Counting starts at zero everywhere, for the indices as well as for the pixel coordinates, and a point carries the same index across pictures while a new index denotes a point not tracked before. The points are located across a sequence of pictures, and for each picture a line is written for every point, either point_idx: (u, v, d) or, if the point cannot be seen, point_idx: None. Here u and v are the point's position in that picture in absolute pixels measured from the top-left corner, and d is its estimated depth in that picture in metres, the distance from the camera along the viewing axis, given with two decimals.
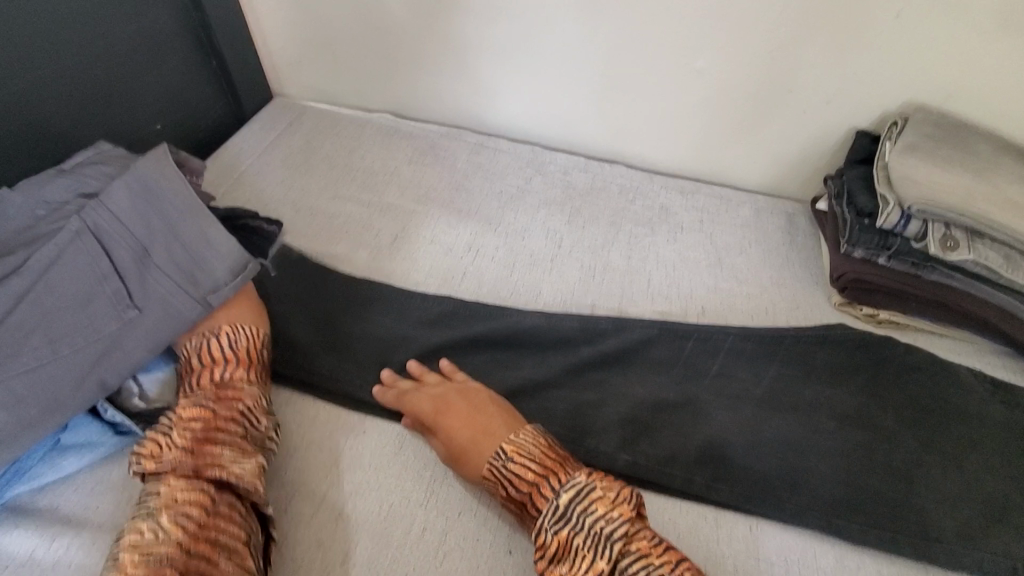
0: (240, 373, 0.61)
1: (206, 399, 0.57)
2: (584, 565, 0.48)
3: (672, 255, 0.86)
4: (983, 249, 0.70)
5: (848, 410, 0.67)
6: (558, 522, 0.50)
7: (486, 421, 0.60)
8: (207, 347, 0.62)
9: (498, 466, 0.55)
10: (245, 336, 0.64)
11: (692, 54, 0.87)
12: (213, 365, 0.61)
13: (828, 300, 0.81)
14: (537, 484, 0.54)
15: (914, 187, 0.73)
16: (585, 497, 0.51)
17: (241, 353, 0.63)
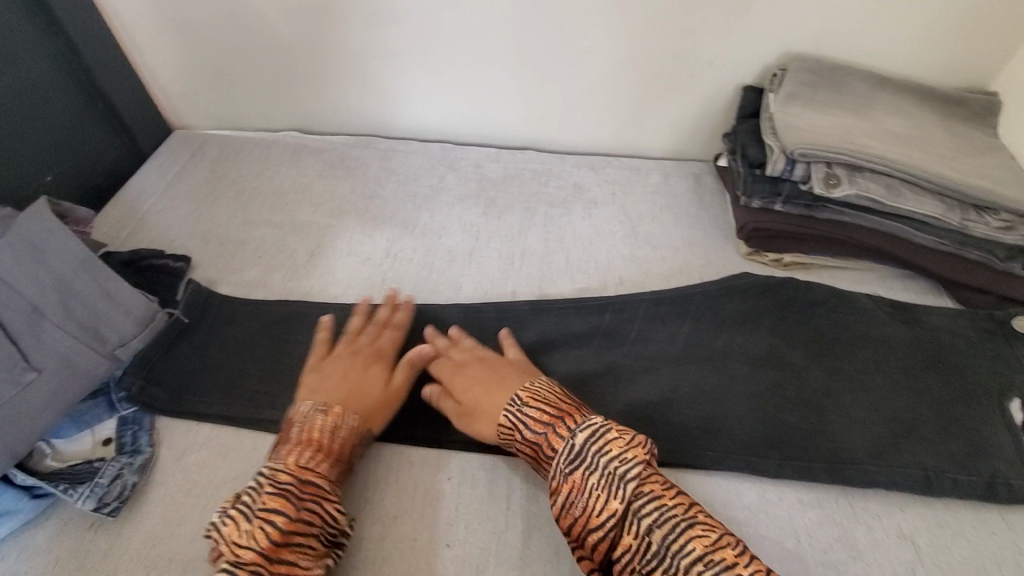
0: (332, 466, 0.56)
1: (291, 486, 0.52)
2: (599, 504, 0.50)
3: (588, 230, 0.88)
4: (864, 181, 0.73)
5: (759, 352, 0.72)
6: (574, 463, 0.53)
7: (501, 376, 0.64)
8: (303, 423, 0.57)
9: (513, 412, 0.59)
10: (344, 424, 0.58)
11: (580, 32, 0.88)
12: (307, 449, 0.55)
13: (738, 252, 0.84)
14: (551, 425, 0.56)
15: (796, 134, 0.76)
16: (599, 440, 0.53)
17: (335, 443, 0.57)
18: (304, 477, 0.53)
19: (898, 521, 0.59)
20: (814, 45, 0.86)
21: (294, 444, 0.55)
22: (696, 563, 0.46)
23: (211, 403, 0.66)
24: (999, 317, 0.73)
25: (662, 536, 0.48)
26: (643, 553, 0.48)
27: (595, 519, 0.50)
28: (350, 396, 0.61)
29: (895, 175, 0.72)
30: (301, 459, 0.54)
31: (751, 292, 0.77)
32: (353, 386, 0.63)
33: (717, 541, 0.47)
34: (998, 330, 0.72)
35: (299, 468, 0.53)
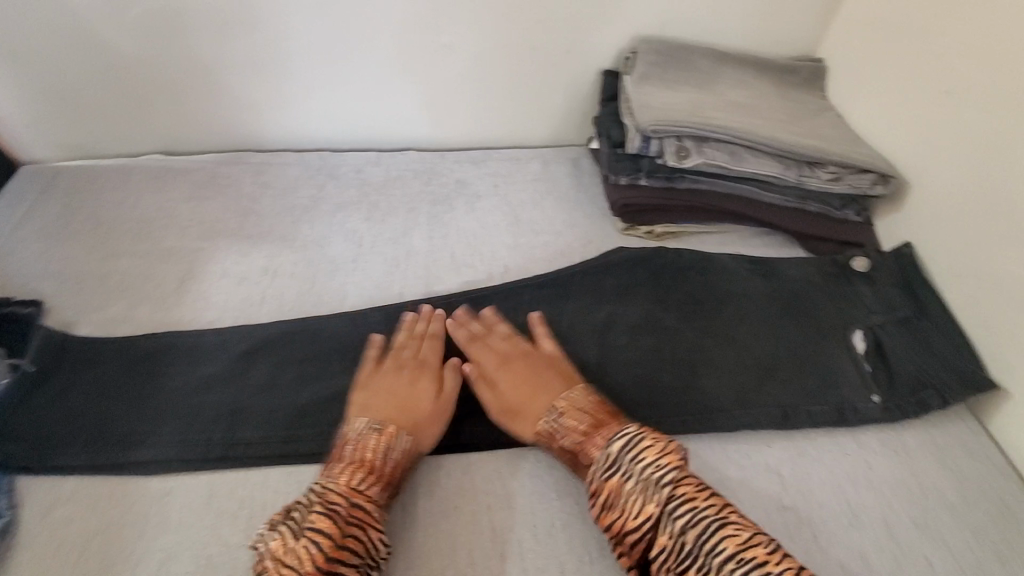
0: (381, 491, 0.56)
1: (338, 509, 0.53)
2: (634, 507, 0.53)
3: (472, 223, 0.89)
4: (710, 150, 0.79)
5: (637, 320, 0.76)
6: (609, 469, 0.56)
7: (542, 378, 0.66)
8: (357, 444, 0.58)
9: (552, 420, 0.62)
10: (397, 444, 0.59)
11: (439, 29, 0.89)
12: (359, 470, 0.56)
13: (615, 229, 0.88)
14: (591, 434, 0.59)
15: (649, 112, 0.80)
16: (633, 446, 0.56)
17: (386, 465, 0.58)
18: (353, 500, 0.54)
19: (766, 458, 0.64)
20: (659, 27, 0.91)
21: (345, 465, 0.57)
22: (727, 562, 0.48)
23: (78, 453, 0.62)
24: (840, 260, 0.81)
25: (695, 538, 0.50)
26: (676, 553, 0.50)
27: (632, 521, 0.53)
28: (403, 415, 0.62)
29: (737, 144, 0.79)
30: (352, 482, 0.55)
31: (625, 267, 0.81)
32: (413, 401, 0.64)
33: (749, 541, 0.49)
34: (840, 272, 0.80)
35: (348, 491, 0.54)
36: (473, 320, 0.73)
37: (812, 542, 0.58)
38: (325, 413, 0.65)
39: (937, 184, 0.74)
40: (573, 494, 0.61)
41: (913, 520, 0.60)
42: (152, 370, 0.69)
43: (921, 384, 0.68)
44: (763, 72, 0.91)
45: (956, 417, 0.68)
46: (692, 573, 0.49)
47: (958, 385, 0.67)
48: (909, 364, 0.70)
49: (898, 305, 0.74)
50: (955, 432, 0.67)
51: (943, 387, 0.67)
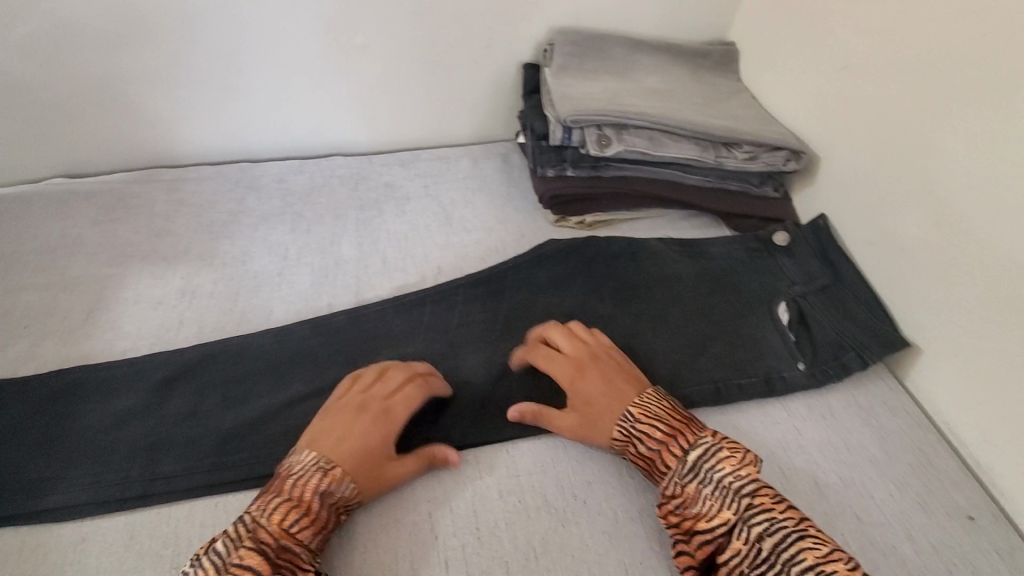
0: (318, 533, 0.52)
1: (266, 552, 0.49)
2: (713, 511, 0.53)
3: (402, 226, 0.88)
4: (630, 138, 0.79)
5: (573, 311, 0.76)
6: (689, 475, 0.55)
7: (615, 384, 0.64)
8: (297, 480, 0.53)
9: (627, 426, 0.60)
10: (337, 492, 0.54)
11: (351, 29, 0.87)
12: (296, 507, 0.52)
13: (547, 221, 0.88)
14: (668, 442, 0.58)
15: (568, 103, 0.81)
16: (713, 456, 0.56)
17: (326, 508, 0.53)
18: (282, 544, 0.50)
19: None
20: (574, 18, 0.92)
21: (281, 500, 0.52)
22: (805, 572, 0.48)
23: None
24: (762, 235, 0.83)
25: (773, 546, 0.50)
26: (751, 559, 0.50)
27: (705, 524, 0.53)
28: (354, 462, 0.56)
29: (655, 129, 0.80)
30: (285, 522, 0.50)
31: (558, 259, 0.81)
32: (366, 446, 0.57)
33: (826, 554, 0.49)
34: (762, 247, 0.82)
35: (280, 532, 0.50)
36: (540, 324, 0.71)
37: None
38: (254, 436, 0.63)
39: (842, 156, 0.78)
40: (515, 491, 0.61)
41: (841, 479, 0.62)
42: (59, 409, 0.64)
43: (842, 347, 0.71)
44: (677, 57, 0.93)
45: (875, 376, 0.71)
46: None
47: (874, 346, 0.70)
48: (829, 330, 0.73)
49: (817, 275, 0.77)
50: (875, 390, 0.70)
51: (861, 348, 0.71)
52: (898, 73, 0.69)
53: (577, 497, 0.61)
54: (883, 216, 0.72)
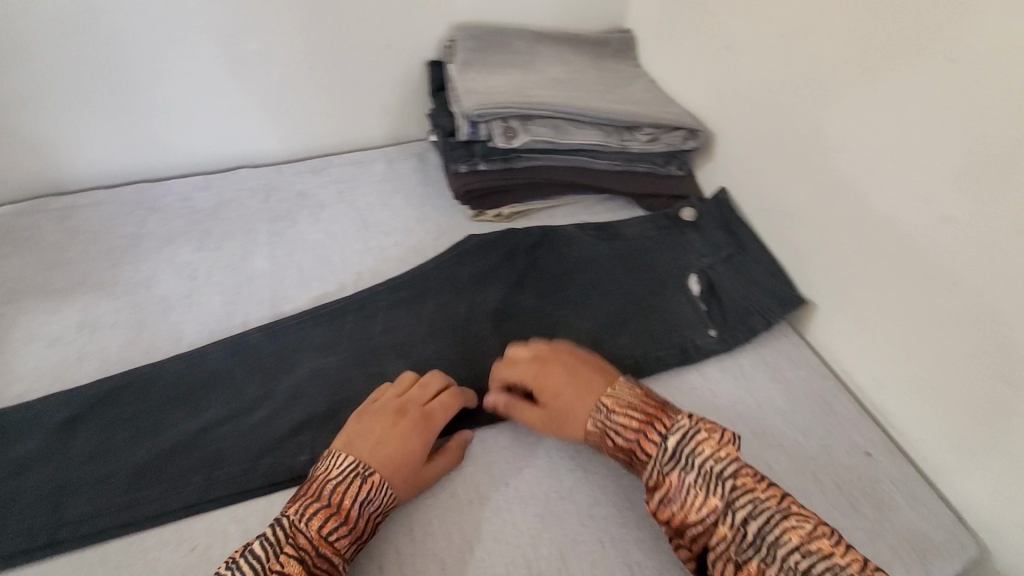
0: (352, 541, 0.52)
1: (307, 559, 0.49)
2: (699, 499, 0.52)
3: (318, 234, 0.86)
4: (535, 128, 0.81)
5: (496, 304, 0.77)
6: (671, 464, 0.54)
7: (582, 378, 0.64)
8: (337, 486, 0.53)
9: (602, 420, 0.60)
10: (375, 500, 0.54)
11: (242, 35, 0.85)
12: (332, 514, 0.52)
13: (466, 216, 0.89)
14: (645, 431, 0.57)
15: (473, 97, 0.81)
16: (692, 441, 0.54)
17: (363, 515, 0.53)
18: (321, 551, 0.50)
19: None
20: (472, 13, 0.93)
21: (319, 506, 0.52)
22: (793, 553, 0.47)
23: None
24: (670, 213, 0.87)
25: (759, 528, 0.49)
26: (741, 544, 0.49)
27: (694, 514, 0.52)
28: (391, 469, 0.57)
29: (559, 118, 0.82)
30: (325, 530, 0.51)
31: (478, 254, 0.82)
32: (402, 455, 0.58)
33: (811, 531, 0.49)
34: (672, 224, 0.86)
35: (319, 539, 0.50)
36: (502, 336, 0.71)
37: None
38: (172, 467, 0.60)
39: (731, 132, 0.83)
40: (448, 486, 0.61)
41: (755, 434, 0.66)
42: None
43: (748, 311, 0.76)
44: (577, 47, 0.95)
45: (780, 334, 0.76)
46: (756, 563, 0.48)
47: (776, 306, 0.75)
48: (736, 296, 0.77)
49: (722, 246, 0.81)
50: (781, 347, 0.75)
51: (765, 310, 0.75)
52: (770, 49, 0.73)
53: (509, 484, 0.62)
54: (771, 185, 0.78)
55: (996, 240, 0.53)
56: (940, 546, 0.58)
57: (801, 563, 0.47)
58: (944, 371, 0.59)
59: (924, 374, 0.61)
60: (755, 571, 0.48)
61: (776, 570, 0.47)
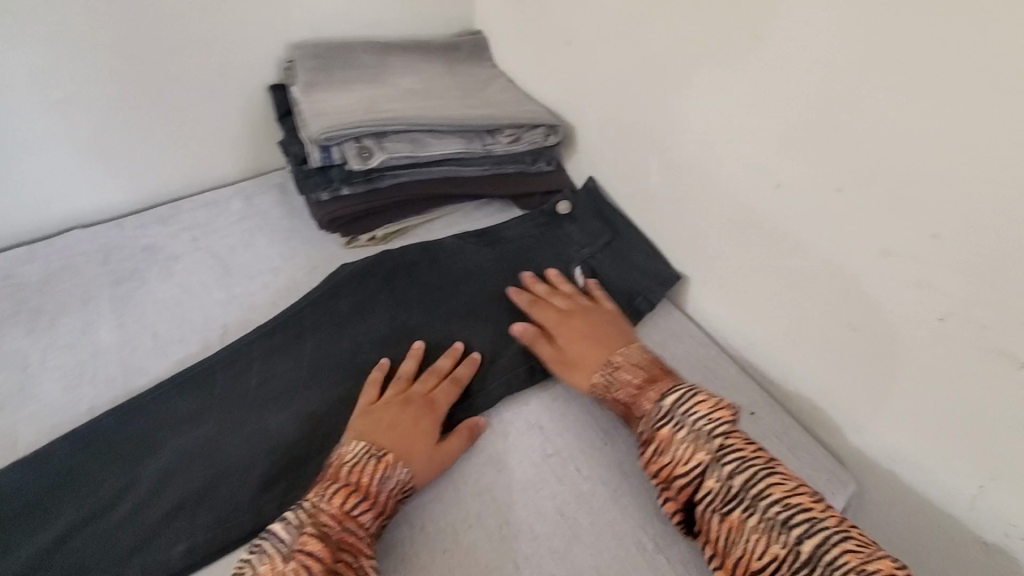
0: (377, 517, 0.53)
1: (330, 535, 0.50)
2: (687, 453, 0.54)
3: (173, 291, 0.78)
4: (392, 144, 0.78)
5: (384, 332, 0.73)
6: (665, 419, 0.57)
7: (603, 332, 0.69)
8: (354, 467, 0.54)
9: (608, 375, 0.64)
10: (393, 477, 0.55)
11: (39, 83, 0.74)
12: (354, 492, 0.53)
13: (340, 245, 0.84)
14: (644, 391, 0.61)
15: (320, 119, 0.77)
16: (689, 400, 0.57)
17: (382, 493, 0.54)
18: (344, 526, 0.51)
19: (527, 416, 0.67)
20: (308, 31, 0.88)
21: (339, 485, 0.53)
22: (774, 505, 0.49)
23: None
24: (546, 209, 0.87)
25: (743, 483, 0.51)
26: (724, 496, 0.51)
27: (682, 467, 0.54)
28: (404, 449, 0.58)
29: (417, 130, 0.79)
30: (347, 505, 0.51)
31: (356, 282, 0.77)
32: (410, 435, 0.59)
33: (794, 489, 0.51)
34: (550, 219, 0.86)
35: (341, 515, 0.51)
36: (542, 283, 0.76)
37: (576, 478, 0.61)
38: None
39: (588, 122, 0.84)
40: None
41: None
42: None
43: (632, 294, 0.77)
44: (428, 53, 0.92)
45: (665, 312, 0.79)
46: (737, 513, 0.50)
47: (655, 288, 0.77)
48: (618, 282, 0.78)
49: (600, 233, 0.82)
50: (667, 324, 0.77)
51: (646, 291, 0.77)
52: (605, 39, 0.74)
53: (414, 524, 0.57)
54: (630, 169, 0.80)
55: (821, 195, 0.56)
56: (823, 487, 0.62)
57: (780, 514, 0.49)
58: (801, 325, 0.63)
59: (785, 330, 0.65)
60: (736, 521, 0.50)
61: (756, 521, 0.49)
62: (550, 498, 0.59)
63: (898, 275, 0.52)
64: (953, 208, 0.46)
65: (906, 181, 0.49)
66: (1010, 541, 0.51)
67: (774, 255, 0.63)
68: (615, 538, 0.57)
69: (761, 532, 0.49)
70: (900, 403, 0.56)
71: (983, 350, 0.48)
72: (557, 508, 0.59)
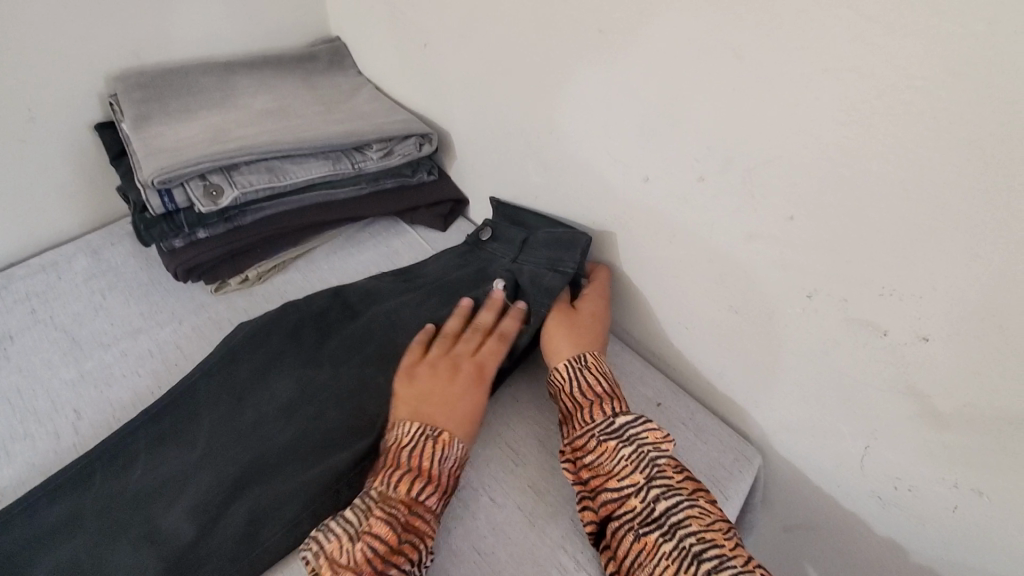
0: (440, 498, 0.53)
1: (399, 518, 0.50)
2: (624, 471, 0.53)
3: (11, 377, 0.67)
4: (243, 178, 0.70)
5: (285, 391, 0.64)
6: (613, 433, 0.56)
7: (584, 331, 0.65)
8: (415, 454, 0.54)
9: (575, 369, 0.61)
10: (449, 454, 0.55)
11: None
12: (419, 477, 0.52)
13: (209, 292, 0.76)
14: (601, 398, 0.59)
15: (154, 159, 0.67)
16: (639, 423, 0.56)
17: (444, 473, 0.54)
18: (412, 510, 0.51)
19: None
20: (132, 59, 0.78)
21: (405, 472, 0.52)
22: (690, 536, 0.49)
23: None
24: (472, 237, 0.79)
25: (666, 511, 0.50)
26: (643, 517, 0.51)
27: (616, 483, 0.53)
28: (453, 424, 0.57)
29: (270, 158, 0.72)
30: (412, 491, 0.51)
31: (249, 341, 0.67)
32: (458, 403, 0.59)
33: (710, 523, 0.50)
34: (471, 246, 0.78)
35: (408, 499, 0.51)
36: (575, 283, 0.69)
37: (491, 508, 0.58)
38: None
39: (459, 125, 0.80)
40: None
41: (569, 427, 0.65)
42: None
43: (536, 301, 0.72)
44: (279, 67, 0.85)
45: None
46: (653, 537, 0.49)
47: (565, 254, 0.68)
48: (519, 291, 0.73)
49: (515, 236, 0.74)
50: None
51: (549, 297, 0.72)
52: (459, 40, 0.70)
53: None
54: (508, 170, 0.76)
55: (687, 185, 0.55)
56: (732, 467, 0.62)
57: (694, 547, 0.48)
58: (691, 312, 0.63)
59: (677, 317, 0.65)
60: (649, 544, 0.49)
61: (669, 548, 0.48)
62: (465, 537, 0.55)
63: (767, 259, 0.52)
64: (801, 190, 0.47)
65: (755, 167, 0.49)
66: (899, 492, 0.54)
67: (657, 247, 0.62)
68: (534, 566, 0.54)
69: (671, 559, 0.48)
70: (788, 378, 0.57)
71: (848, 321, 0.49)
72: (471, 545, 0.55)
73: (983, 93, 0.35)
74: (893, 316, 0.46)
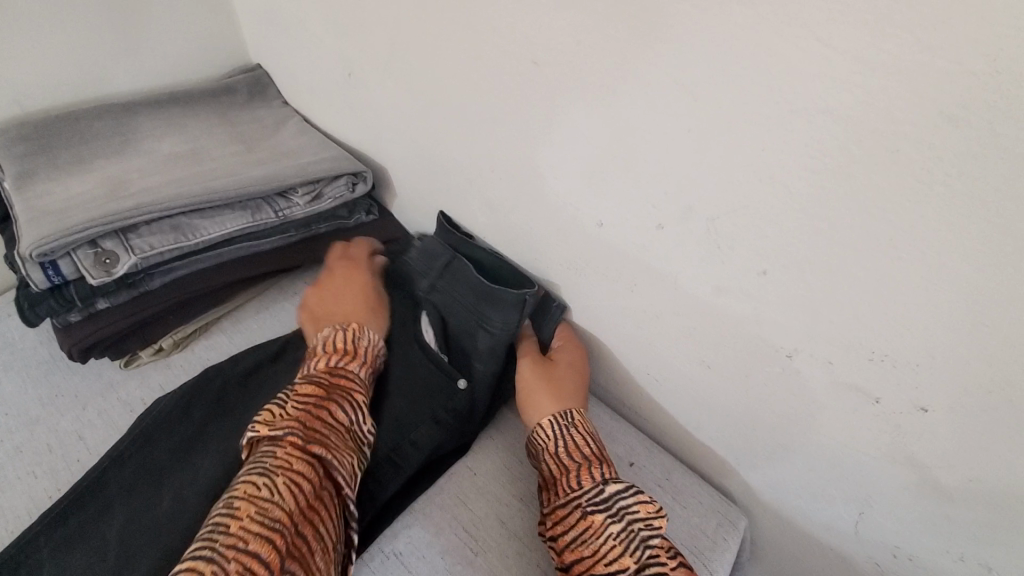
0: (359, 366, 0.57)
1: (323, 379, 0.53)
2: (611, 554, 0.45)
3: None
4: (146, 240, 0.61)
5: (212, 474, 0.54)
6: (601, 504, 0.49)
7: (568, 384, 0.59)
8: (329, 337, 0.58)
9: (561, 428, 0.55)
10: (365, 334, 0.60)
11: None
12: (335, 352, 0.56)
13: (118, 368, 0.67)
14: (587, 461, 0.52)
15: (33, 225, 0.58)
16: (630, 495, 0.49)
17: (364, 352, 0.58)
18: (336, 373, 0.54)
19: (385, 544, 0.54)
20: (12, 106, 0.68)
21: (323, 352, 0.56)
22: None
23: None
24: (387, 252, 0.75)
25: None
26: None
27: (603, 568, 0.45)
28: (362, 317, 0.63)
29: (178, 216, 0.63)
30: (332, 359, 0.55)
31: (170, 419, 0.58)
32: (365, 308, 0.64)
33: None
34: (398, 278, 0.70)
35: (330, 367, 0.55)
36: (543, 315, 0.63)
37: None
38: None
39: (395, 160, 0.72)
40: None
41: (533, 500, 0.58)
42: None
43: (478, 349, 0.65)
44: (189, 104, 0.75)
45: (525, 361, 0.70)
46: None
47: (493, 311, 0.61)
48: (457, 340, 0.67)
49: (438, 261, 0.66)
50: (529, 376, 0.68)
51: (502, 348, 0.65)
52: (385, 70, 0.63)
53: None
54: (451, 209, 0.69)
55: (644, 232, 0.48)
56: (714, 534, 0.56)
57: None
58: (658, 364, 0.57)
59: (645, 367, 0.59)
60: None
61: None
62: None
63: (739, 312, 0.46)
64: (771, 244, 0.40)
65: (719, 216, 0.42)
66: (899, 561, 0.49)
67: (617, 295, 0.56)
68: None
69: None
70: (769, 437, 0.51)
71: (833, 385, 0.43)
72: None
73: (986, 144, 0.29)
74: (885, 383, 0.40)
